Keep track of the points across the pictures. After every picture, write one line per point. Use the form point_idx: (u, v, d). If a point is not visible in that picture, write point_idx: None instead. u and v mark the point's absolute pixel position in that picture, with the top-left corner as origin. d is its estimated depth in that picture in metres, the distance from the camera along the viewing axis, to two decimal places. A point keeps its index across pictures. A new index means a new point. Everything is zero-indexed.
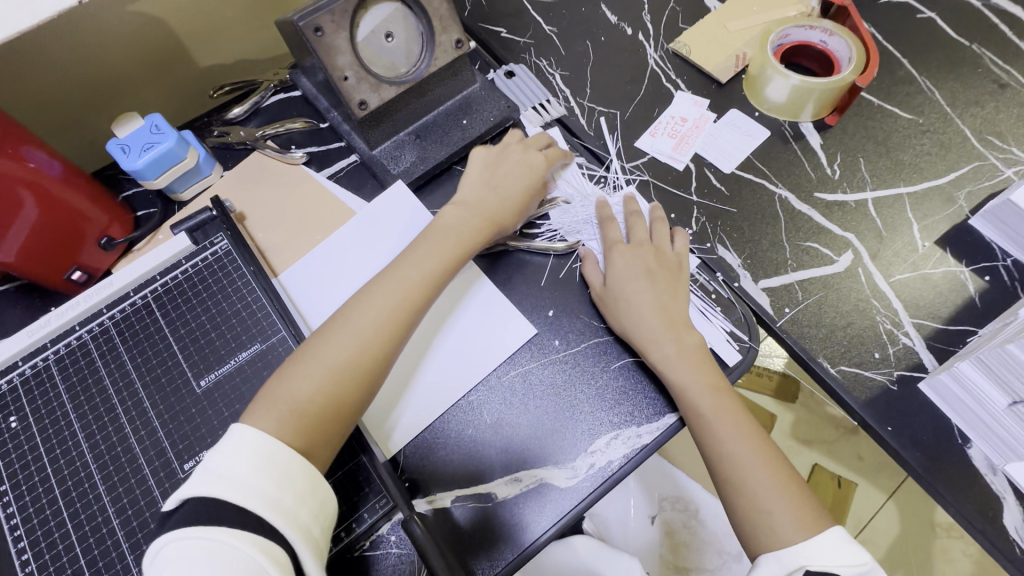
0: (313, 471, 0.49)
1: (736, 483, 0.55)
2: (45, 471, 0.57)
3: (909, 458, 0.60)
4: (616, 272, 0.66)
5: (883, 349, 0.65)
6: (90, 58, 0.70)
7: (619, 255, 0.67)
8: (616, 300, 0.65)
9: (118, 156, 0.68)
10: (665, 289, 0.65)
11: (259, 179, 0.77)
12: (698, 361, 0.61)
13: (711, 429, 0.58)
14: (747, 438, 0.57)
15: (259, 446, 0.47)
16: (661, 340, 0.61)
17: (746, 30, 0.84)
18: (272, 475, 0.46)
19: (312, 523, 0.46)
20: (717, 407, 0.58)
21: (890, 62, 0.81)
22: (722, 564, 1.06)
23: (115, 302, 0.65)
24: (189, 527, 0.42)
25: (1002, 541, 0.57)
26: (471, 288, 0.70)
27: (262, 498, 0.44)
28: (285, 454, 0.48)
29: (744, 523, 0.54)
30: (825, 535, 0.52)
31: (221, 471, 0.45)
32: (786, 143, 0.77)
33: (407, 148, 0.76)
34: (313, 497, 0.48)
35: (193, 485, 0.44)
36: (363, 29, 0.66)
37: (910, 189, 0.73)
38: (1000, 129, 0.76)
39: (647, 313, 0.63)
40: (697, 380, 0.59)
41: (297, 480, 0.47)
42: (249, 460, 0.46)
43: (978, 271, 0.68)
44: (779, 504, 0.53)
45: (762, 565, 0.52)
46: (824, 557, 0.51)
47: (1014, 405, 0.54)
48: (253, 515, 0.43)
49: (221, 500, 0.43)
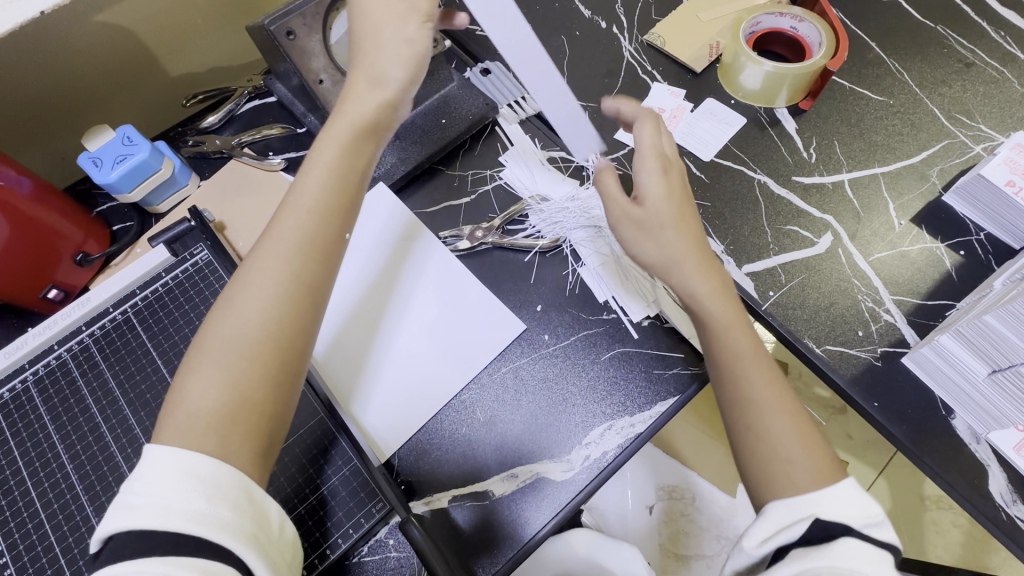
0: (243, 475, 0.42)
1: (758, 427, 0.50)
2: (29, 495, 0.56)
3: (896, 432, 0.61)
4: (652, 189, 0.58)
5: (867, 327, 0.66)
6: (55, 69, 0.67)
7: (652, 175, 0.58)
8: (652, 223, 0.58)
9: (90, 170, 0.67)
10: (690, 215, 0.59)
11: (237, 189, 0.76)
12: (730, 304, 0.56)
13: (743, 372, 0.53)
14: (779, 384, 0.52)
15: (178, 459, 0.40)
16: (694, 280, 0.56)
17: (718, 20, 0.84)
18: (199, 490, 0.40)
19: (259, 528, 0.41)
20: (756, 352, 0.54)
21: (859, 45, 0.82)
22: (720, 550, 1.07)
23: (94, 319, 0.64)
24: (116, 564, 0.37)
25: (989, 508, 0.58)
26: (453, 283, 0.70)
27: (194, 516, 0.38)
28: (209, 463, 0.40)
29: (760, 470, 0.49)
30: (838, 485, 0.46)
31: (138, 499, 0.39)
32: (763, 128, 0.78)
33: (386, 149, 0.75)
34: (253, 505, 0.41)
35: (116, 519, 0.39)
36: (337, 31, 0.65)
37: (885, 169, 0.74)
38: (968, 107, 0.78)
39: (683, 250, 0.57)
40: (730, 321, 0.55)
41: (229, 491, 0.41)
42: (169, 479, 0.39)
43: (954, 246, 0.69)
44: (799, 452, 0.48)
45: (767, 512, 0.46)
46: (835, 505, 0.45)
47: (994, 373, 0.55)
48: (185, 538, 0.37)
49: (145, 530, 0.38)
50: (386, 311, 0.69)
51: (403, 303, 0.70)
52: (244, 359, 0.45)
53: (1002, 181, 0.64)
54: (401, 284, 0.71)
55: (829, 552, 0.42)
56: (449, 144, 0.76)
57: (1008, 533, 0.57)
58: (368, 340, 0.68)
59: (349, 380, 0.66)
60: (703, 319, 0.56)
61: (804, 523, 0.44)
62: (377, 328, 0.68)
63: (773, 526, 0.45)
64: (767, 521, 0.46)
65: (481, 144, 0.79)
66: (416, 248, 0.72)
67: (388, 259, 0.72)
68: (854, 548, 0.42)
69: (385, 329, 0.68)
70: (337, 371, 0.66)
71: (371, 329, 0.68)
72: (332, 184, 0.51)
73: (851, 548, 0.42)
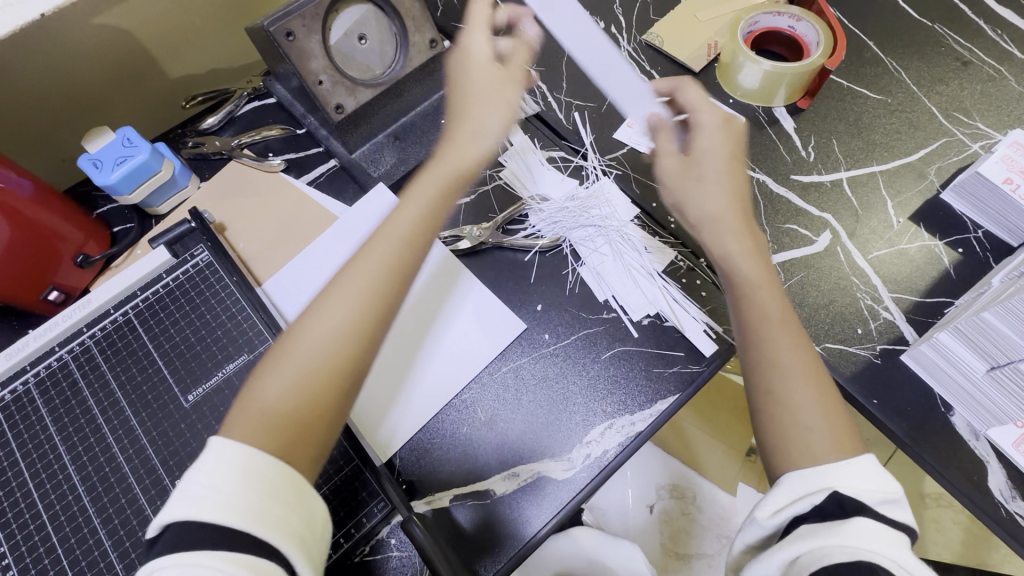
0: (298, 476, 0.42)
1: (779, 393, 0.51)
2: (31, 497, 0.56)
3: (895, 429, 0.61)
4: (703, 142, 0.62)
5: (865, 325, 0.66)
6: (54, 70, 0.67)
7: (711, 125, 0.62)
8: (697, 171, 0.62)
9: (90, 172, 0.67)
10: (736, 172, 0.62)
11: (237, 190, 0.76)
12: (762, 265, 0.58)
13: (769, 332, 0.54)
14: (804, 349, 0.53)
15: (237, 456, 0.41)
16: (728, 240, 0.59)
17: (716, 20, 0.85)
18: (254, 487, 0.40)
19: (306, 530, 0.41)
20: (785, 315, 0.55)
21: (856, 44, 0.83)
22: (721, 548, 1.07)
23: (95, 320, 0.64)
24: (172, 553, 0.37)
25: (988, 504, 0.58)
26: (482, 312, 0.68)
27: (245, 512, 0.38)
28: (266, 463, 0.41)
29: (778, 442, 0.50)
30: (856, 459, 0.46)
31: (198, 490, 0.39)
32: (761, 128, 0.78)
33: (386, 150, 0.77)
34: (302, 503, 0.42)
35: (175, 508, 0.39)
36: (335, 32, 0.66)
37: (883, 167, 0.75)
38: (965, 106, 0.78)
39: (722, 210, 0.60)
40: (767, 284, 0.57)
41: (282, 490, 0.41)
42: (228, 473, 0.40)
43: (952, 244, 0.70)
44: (817, 420, 0.49)
45: (783, 484, 0.46)
46: (852, 480, 0.44)
47: (993, 370, 0.55)
48: (239, 534, 0.38)
49: (202, 520, 0.38)
50: (422, 343, 0.67)
51: (442, 337, 0.67)
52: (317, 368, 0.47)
53: (1000, 179, 0.64)
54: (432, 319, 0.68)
55: (841, 528, 0.40)
56: None
57: (1007, 529, 0.58)
58: (404, 372, 0.65)
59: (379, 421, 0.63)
60: (733, 278, 0.58)
61: (818, 494, 0.44)
62: (412, 360, 0.66)
63: (787, 498, 0.45)
64: (781, 493, 0.46)
65: None
66: (455, 279, 0.70)
67: (428, 290, 0.69)
68: (869, 527, 0.40)
69: (421, 366, 0.66)
70: (368, 402, 0.64)
71: (406, 360, 0.66)
72: (420, 222, 0.55)
73: (865, 527, 0.40)
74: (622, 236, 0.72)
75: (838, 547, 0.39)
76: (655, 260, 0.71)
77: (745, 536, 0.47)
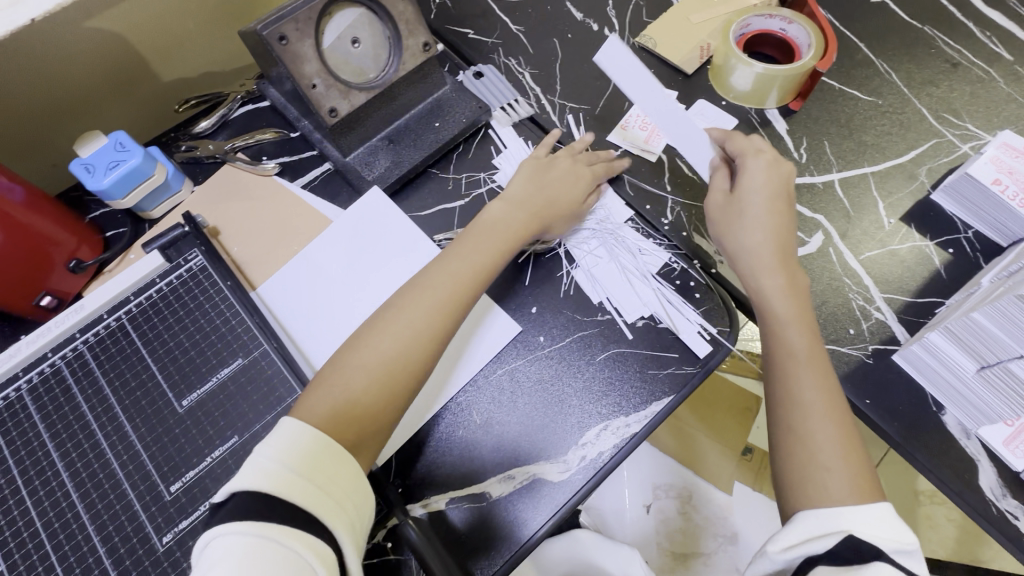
0: (357, 470, 0.48)
1: (799, 429, 0.56)
2: (24, 504, 0.56)
3: (886, 428, 0.62)
4: (748, 181, 0.67)
5: (858, 325, 0.67)
6: (45, 74, 0.67)
7: (757, 167, 0.67)
8: (740, 209, 0.67)
9: (83, 177, 0.67)
10: (779, 213, 0.66)
11: (231, 194, 0.76)
12: (797, 305, 0.62)
13: (796, 369, 0.58)
14: (828, 390, 0.57)
15: (305, 443, 0.46)
16: (764, 278, 0.63)
17: (708, 22, 0.85)
18: (319, 474, 0.45)
19: (357, 520, 0.46)
20: (812, 353, 0.59)
21: (847, 46, 0.83)
22: (717, 548, 1.08)
23: (88, 326, 0.64)
24: (239, 521, 0.41)
25: (979, 502, 0.59)
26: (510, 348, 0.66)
27: (310, 495, 0.43)
28: (332, 451, 0.47)
29: (795, 472, 0.54)
30: (878, 505, 0.50)
31: (267, 466, 0.44)
32: (754, 129, 0.79)
33: (381, 153, 0.76)
34: (358, 494, 0.47)
35: (242, 481, 0.44)
36: (329, 36, 0.66)
37: (875, 168, 0.75)
38: (955, 107, 0.79)
39: (762, 248, 0.64)
40: (798, 324, 0.61)
41: (343, 481, 0.46)
42: (298, 456, 0.45)
43: (942, 244, 0.70)
44: (830, 453, 0.54)
45: (799, 522, 0.51)
46: (869, 525, 0.49)
47: (983, 369, 0.56)
48: (303, 514, 0.42)
49: (272, 496, 0.42)
50: (452, 378, 0.65)
51: (470, 381, 0.65)
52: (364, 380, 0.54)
53: (989, 180, 0.65)
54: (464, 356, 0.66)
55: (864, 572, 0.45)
56: (444, 147, 0.76)
57: (997, 527, 0.58)
58: (429, 407, 0.64)
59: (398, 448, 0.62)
60: (768, 316, 0.62)
61: (836, 536, 0.48)
62: (440, 401, 0.64)
63: (803, 535, 0.50)
64: (797, 530, 0.50)
65: (475, 147, 0.79)
66: (483, 320, 0.68)
67: (460, 333, 0.67)
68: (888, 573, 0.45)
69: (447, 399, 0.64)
70: (393, 444, 0.62)
71: (432, 401, 0.64)
72: (478, 269, 0.62)
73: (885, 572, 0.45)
74: (618, 239, 0.72)
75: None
76: (649, 261, 0.71)
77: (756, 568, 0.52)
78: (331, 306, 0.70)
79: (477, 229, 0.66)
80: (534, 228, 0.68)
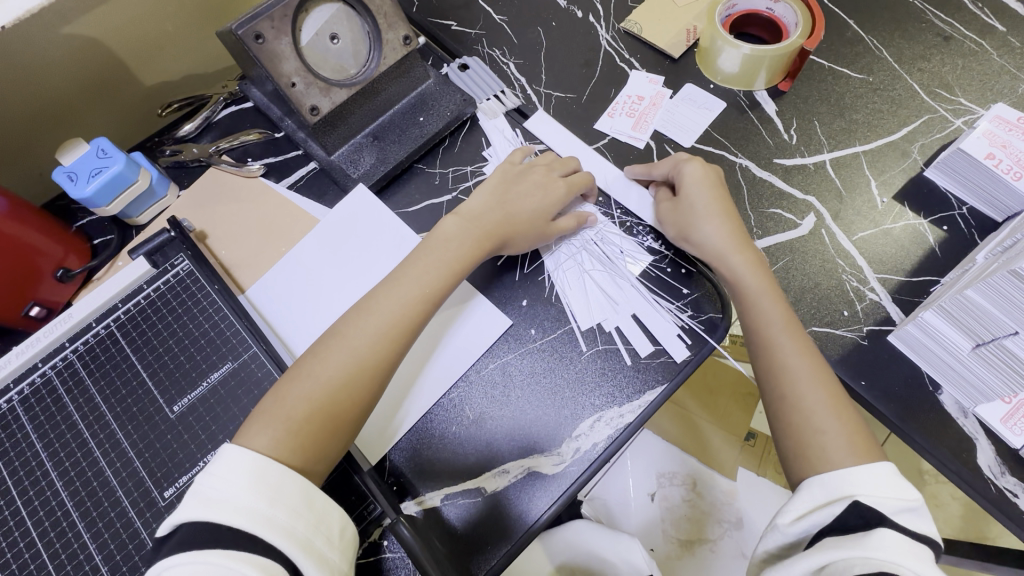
0: (305, 483, 0.47)
1: (790, 396, 0.56)
2: (20, 515, 0.56)
3: (883, 410, 0.61)
4: (687, 179, 0.67)
5: (852, 307, 0.66)
6: (26, 82, 0.67)
7: (692, 168, 0.67)
8: (688, 208, 0.66)
9: (66, 185, 0.65)
10: (724, 203, 0.67)
11: (217, 198, 0.76)
12: (764, 276, 0.63)
13: (776, 337, 0.59)
14: (810, 354, 0.58)
15: (245, 464, 0.46)
16: (733, 257, 0.64)
17: (694, 5, 0.84)
18: (261, 492, 0.45)
19: (313, 533, 0.45)
20: (788, 320, 0.60)
21: (837, 23, 0.82)
22: (722, 534, 1.08)
23: (78, 335, 0.63)
24: (182, 552, 0.41)
25: (978, 481, 0.58)
26: (488, 338, 0.66)
27: (253, 516, 0.43)
28: (276, 469, 0.46)
29: (790, 439, 0.55)
30: (878, 468, 0.49)
31: (208, 494, 0.44)
32: (742, 112, 0.78)
33: (365, 150, 0.75)
34: (310, 508, 0.46)
35: (186, 510, 0.44)
36: (306, 33, 0.65)
37: (866, 147, 0.74)
38: (948, 82, 0.77)
39: (724, 233, 0.65)
40: (767, 292, 0.62)
41: (290, 497, 0.45)
42: (235, 479, 0.45)
43: (936, 221, 0.69)
44: (832, 423, 0.53)
45: (808, 491, 0.50)
46: (872, 488, 0.48)
47: (978, 347, 0.55)
48: (245, 536, 0.42)
49: (213, 524, 0.42)
50: (427, 363, 0.65)
51: (448, 361, 0.65)
52: (349, 383, 0.54)
53: (981, 154, 0.64)
54: (433, 343, 0.66)
55: (864, 541, 0.43)
56: (430, 142, 0.75)
57: (997, 505, 0.58)
58: (410, 393, 0.64)
59: (387, 442, 0.62)
60: (741, 290, 0.63)
61: (842, 503, 0.48)
62: (415, 380, 0.65)
63: (814, 504, 0.49)
64: (806, 499, 0.50)
65: (461, 141, 0.78)
66: (463, 310, 0.68)
67: (437, 321, 0.68)
68: (889, 539, 0.43)
69: (427, 384, 0.64)
70: (367, 428, 0.62)
71: (409, 382, 0.65)
72: (439, 265, 0.61)
73: (886, 540, 0.43)
74: (598, 236, 0.72)
75: (860, 557, 0.42)
76: (633, 261, 0.70)
77: (768, 541, 0.51)
78: (316, 309, 0.70)
79: (431, 240, 0.63)
80: (494, 220, 0.65)
